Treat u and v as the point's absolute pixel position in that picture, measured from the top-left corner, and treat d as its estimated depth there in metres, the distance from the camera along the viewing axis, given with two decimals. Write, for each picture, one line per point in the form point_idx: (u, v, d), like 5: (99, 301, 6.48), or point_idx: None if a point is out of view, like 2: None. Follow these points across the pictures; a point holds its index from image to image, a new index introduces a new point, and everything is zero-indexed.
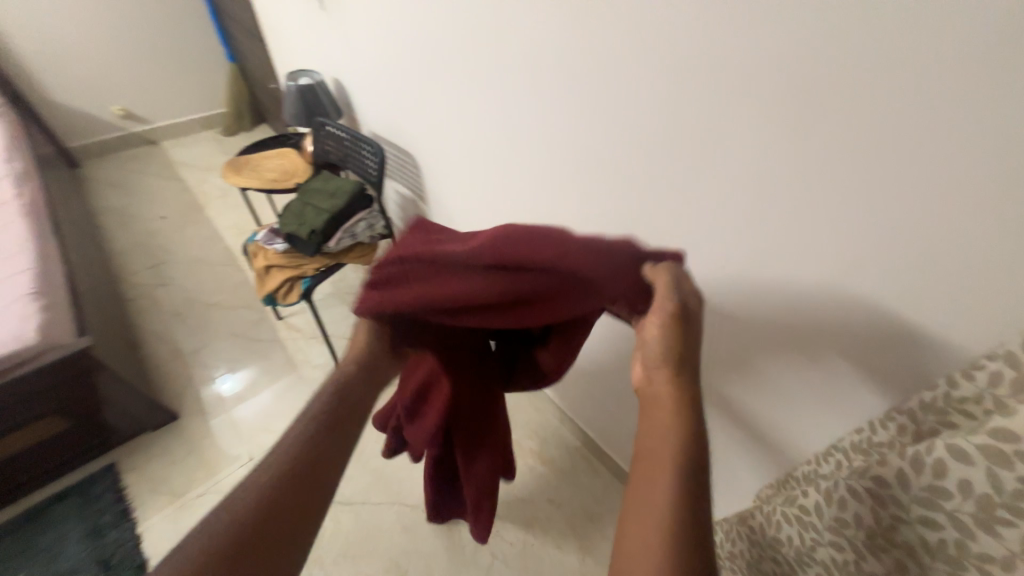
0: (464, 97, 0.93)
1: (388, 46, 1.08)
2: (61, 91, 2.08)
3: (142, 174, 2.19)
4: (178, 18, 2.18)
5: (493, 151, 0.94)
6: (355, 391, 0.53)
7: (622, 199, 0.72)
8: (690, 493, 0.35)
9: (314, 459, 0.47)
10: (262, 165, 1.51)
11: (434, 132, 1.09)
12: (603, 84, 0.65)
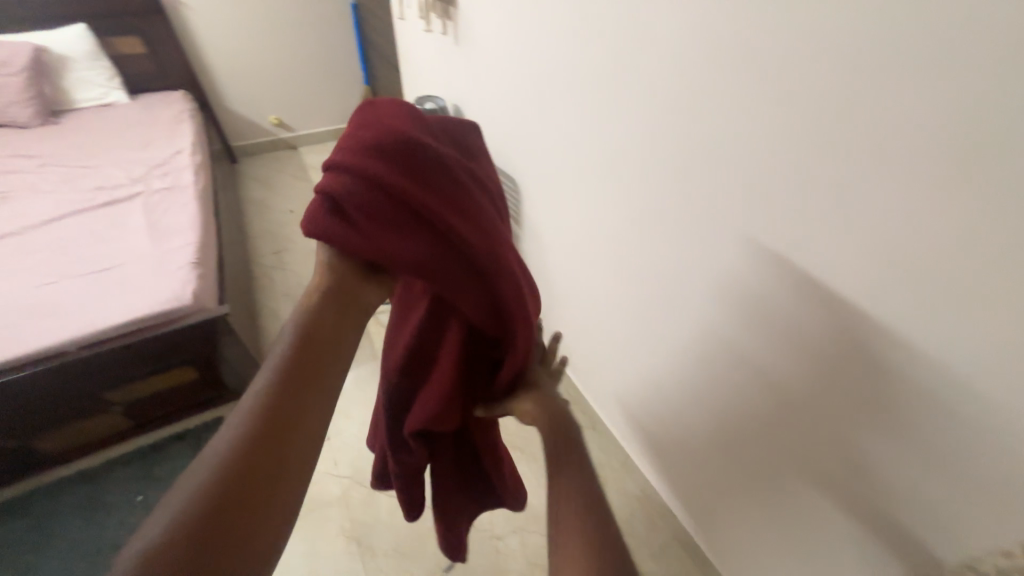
0: (575, 137, 0.97)
1: (511, 84, 1.17)
2: (234, 100, 2.50)
3: (281, 173, 2.55)
4: (332, 45, 2.55)
5: (596, 190, 0.97)
6: (325, 322, 0.50)
7: (728, 249, 0.70)
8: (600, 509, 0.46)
9: (293, 393, 0.45)
10: None
11: (542, 165, 1.16)
12: (719, 136, 0.64)
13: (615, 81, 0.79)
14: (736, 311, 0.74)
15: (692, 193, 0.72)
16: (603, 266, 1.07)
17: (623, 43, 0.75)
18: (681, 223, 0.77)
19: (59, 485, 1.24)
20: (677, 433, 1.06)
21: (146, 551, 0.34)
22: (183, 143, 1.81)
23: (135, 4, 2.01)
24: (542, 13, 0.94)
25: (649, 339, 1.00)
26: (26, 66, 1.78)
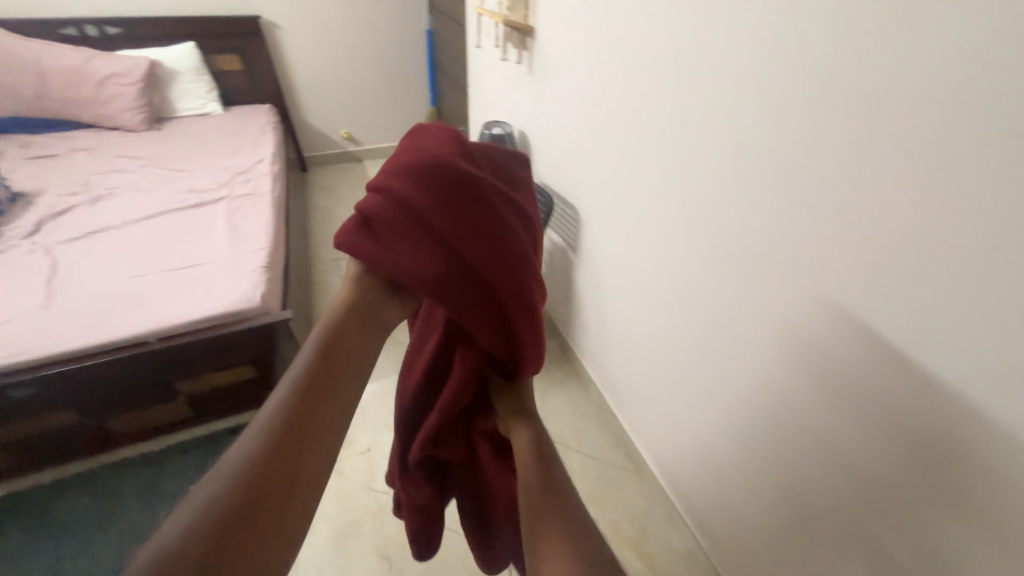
0: (660, 178, 0.96)
1: (591, 117, 1.17)
2: (312, 115, 2.66)
3: (346, 184, 2.69)
4: (405, 68, 2.69)
5: (675, 235, 0.96)
6: (345, 336, 0.50)
7: (815, 298, 0.69)
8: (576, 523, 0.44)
9: (309, 405, 0.45)
10: None
11: (617, 201, 1.16)
12: (811, 187, 0.64)
13: (697, 124, 0.82)
14: (822, 382, 0.72)
15: (794, 256, 0.70)
16: (668, 303, 1.05)
17: (731, 97, 0.73)
18: (771, 283, 0.76)
19: (119, 467, 1.30)
20: (731, 485, 1.02)
21: (157, 553, 0.34)
22: (265, 153, 1.94)
23: (239, 26, 2.21)
24: (633, 52, 0.94)
25: (719, 393, 0.96)
26: (141, 78, 1.97)
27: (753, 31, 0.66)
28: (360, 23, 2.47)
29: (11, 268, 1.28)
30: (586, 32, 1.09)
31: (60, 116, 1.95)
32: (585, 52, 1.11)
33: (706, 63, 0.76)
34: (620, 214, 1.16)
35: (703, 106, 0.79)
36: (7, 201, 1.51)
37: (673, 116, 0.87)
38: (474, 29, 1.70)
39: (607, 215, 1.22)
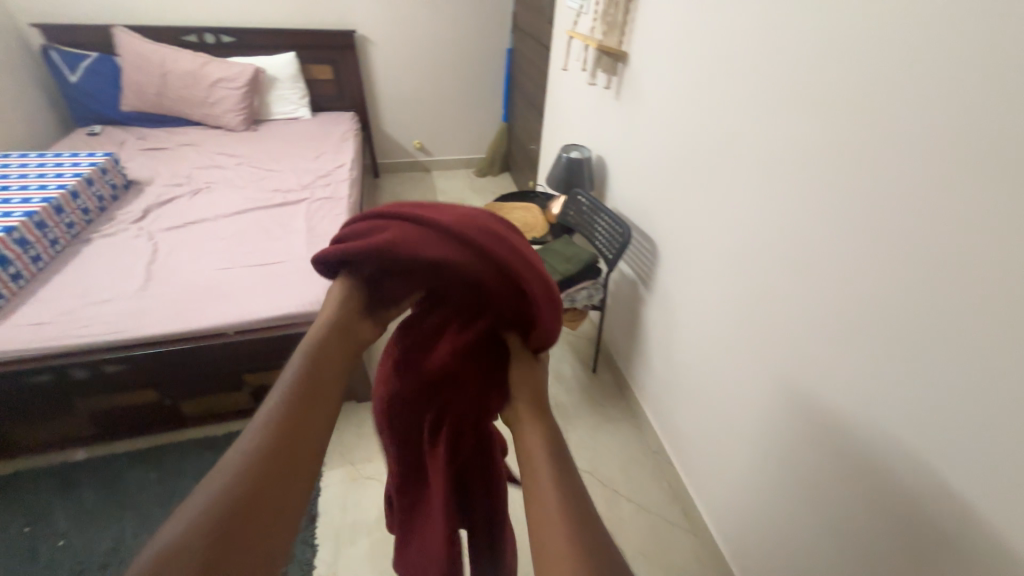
0: (786, 230, 0.90)
1: (699, 154, 1.11)
2: (389, 124, 2.76)
3: (413, 193, 2.77)
4: (483, 86, 2.76)
5: (795, 290, 0.89)
6: (335, 349, 0.50)
7: (985, 388, 0.61)
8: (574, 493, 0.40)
9: (307, 398, 0.44)
10: (509, 215, 1.72)
11: (716, 244, 1.09)
12: (1003, 268, 0.58)
13: (854, 170, 0.75)
14: (993, 497, 0.62)
15: (968, 339, 0.62)
16: (771, 356, 0.98)
17: (907, 164, 0.67)
18: (922, 364, 0.69)
19: (183, 446, 1.35)
20: (816, 567, 0.93)
21: (156, 564, 0.31)
22: (346, 159, 2.03)
23: (337, 39, 2.35)
24: (766, 92, 0.90)
25: (831, 468, 0.87)
26: (246, 83, 2.13)
27: (957, 98, 0.60)
28: (448, 41, 2.56)
29: (119, 250, 1.40)
30: (709, 68, 1.04)
31: (174, 112, 2.15)
32: (704, 89, 1.07)
33: (879, 122, 0.70)
34: (718, 259, 1.10)
35: (864, 156, 0.73)
36: (122, 187, 1.67)
37: (817, 162, 0.81)
38: (563, 53, 1.69)
39: (700, 257, 1.15)
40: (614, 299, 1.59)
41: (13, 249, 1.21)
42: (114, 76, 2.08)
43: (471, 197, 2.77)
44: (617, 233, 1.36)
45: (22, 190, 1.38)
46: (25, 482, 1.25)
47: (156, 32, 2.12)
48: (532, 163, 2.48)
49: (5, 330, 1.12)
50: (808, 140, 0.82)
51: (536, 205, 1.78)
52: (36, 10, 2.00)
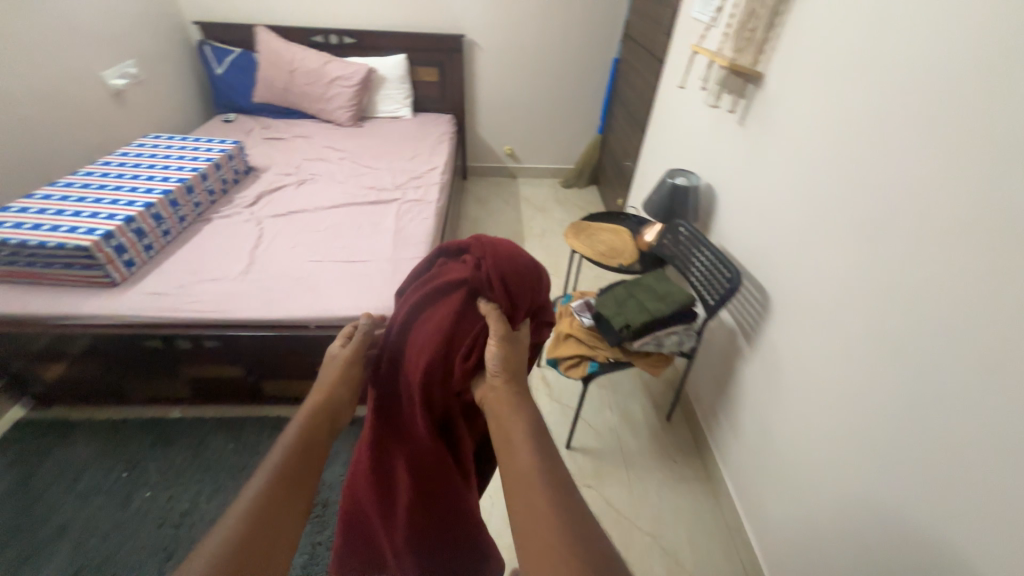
0: (937, 312, 0.71)
1: (843, 199, 0.91)
2: (484, 128, 2.77)
3: (496, 198, 2.76)
4: (583, 95, 2.66)
5: (948, 389, 0.69)
6: (314, 436, 0.61)
7: None
8: (539, 436, 0.57)
9: (280, 494, 0.53)
10: (597, 236, 1.60)
11: (846, 307, 0.90)
12: None
13: None
14: None
15: None
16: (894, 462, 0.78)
17: None
18: None
19: (259, 423, 1.43)
20: None
21: None
22: (439, 162, 2.06)
23: (447, 43, 2.38)
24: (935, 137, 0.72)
25: None
26: (359, 82, 2.24)
27: None
28: (554, 49, 2.50)
29: (231, 231, 1.53)
30: (868, 98, 0.85)
31: (295, 106, 2.33)
32: (857, 124, 0.87)
33: None
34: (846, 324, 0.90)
35: None
36: (243, 172, 1.83)
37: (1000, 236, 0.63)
38: (683, 69, 1.54)
39: (823, 320, 0.96)
40: (708, 348, 1.41)
41: (150, 224, 1.37)
42: (252, 70, 2.30)
43: (554, 208, 2.70)
44: (724, 283, 1.19)
45: (164, 171, 1.56)
46: (131, 429, 1.40)
47: (290, 32, 2.30)
48: (624, 180, 2.34)
49: (132, 295, 1.25)
50: (1005, 203, 0.62)
51: (628, 229, 1.65)
52: (199, 9, 2.27)
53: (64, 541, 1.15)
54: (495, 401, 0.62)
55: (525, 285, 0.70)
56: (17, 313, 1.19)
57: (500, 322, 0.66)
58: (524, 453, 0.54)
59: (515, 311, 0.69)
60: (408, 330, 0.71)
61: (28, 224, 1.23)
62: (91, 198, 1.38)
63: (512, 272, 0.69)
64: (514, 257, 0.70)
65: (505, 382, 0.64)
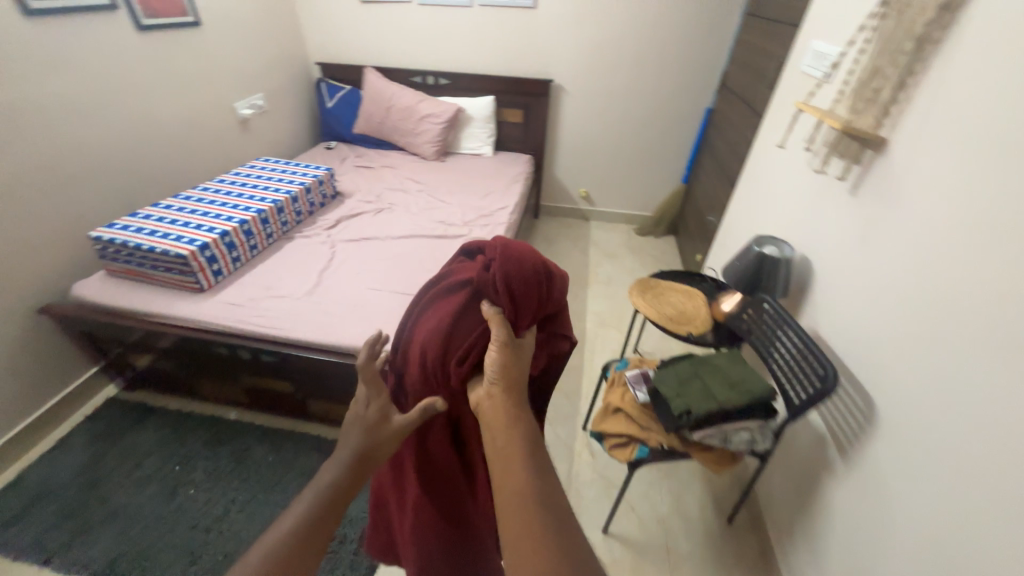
0: None
1: (986, 305, 0.71)
2: (561, 169, 2.76)
3: (565, 239, 2.71)
4: (669, 143, 2.55)
5: None
6: (338, 495, 0.59)
7: None
8: (533, 442, 0.58)
9: (296, 552, 0.53)
10: (667, 297, 1.46)
11: (981, 447, 0.69)
12: None
13: None
14: None
15: None
16: None
17: None
18: None
19: (299, 441, 1.47)
20: None
21: None
22: (510, 201, 2.06)
23: (535, 87, 2.42)
24: None
25: None
26: (447, 120, 2.36)
27: None
28: (643, 97, 2.43)
29: (308, 251, 1.63)
30: None
31: (387, 138, 2.50)
32: (1015, 215, 0.68)
33: None
34: (984, 471, 0.68)
35: None
36: (330, 197, 1.98)
37: None
38: (785, 126, 1.38)
39: (943, 456, 0.74)
40: (790, 450, 1.18)
41: (241, 238, 1.51)
42: (356, 105, 2.52)
43: (624, 255, 2.58)
44: (813, 380, 0.99)
45: (263, 192, 1.72)
46: (192, 424, 1.51)
47: (394, 73, 2.50)
48: (705, 235, 2.17)
49: (212, 302, 1.37)
50: None
51: (703, 293, 1.48)
52: (321, 51, 2.56)
53: (113, 524, 1.24)
54: (490, 411, 0.61)
55: (534, 293, 0.68)
56: (123, 307, 1.36)
57: (502, 329, 0.65)
58: (518, 472, 0.54)
59: (516, 319, 0.67)
60: (422, 321, 0.77)
61: (148, 230, 1.43)
62: (200, 212, 1.57)
63: (520, 279, 0.66)
64: (526, 262, 0.68)
65: (502, 392, 0.63)
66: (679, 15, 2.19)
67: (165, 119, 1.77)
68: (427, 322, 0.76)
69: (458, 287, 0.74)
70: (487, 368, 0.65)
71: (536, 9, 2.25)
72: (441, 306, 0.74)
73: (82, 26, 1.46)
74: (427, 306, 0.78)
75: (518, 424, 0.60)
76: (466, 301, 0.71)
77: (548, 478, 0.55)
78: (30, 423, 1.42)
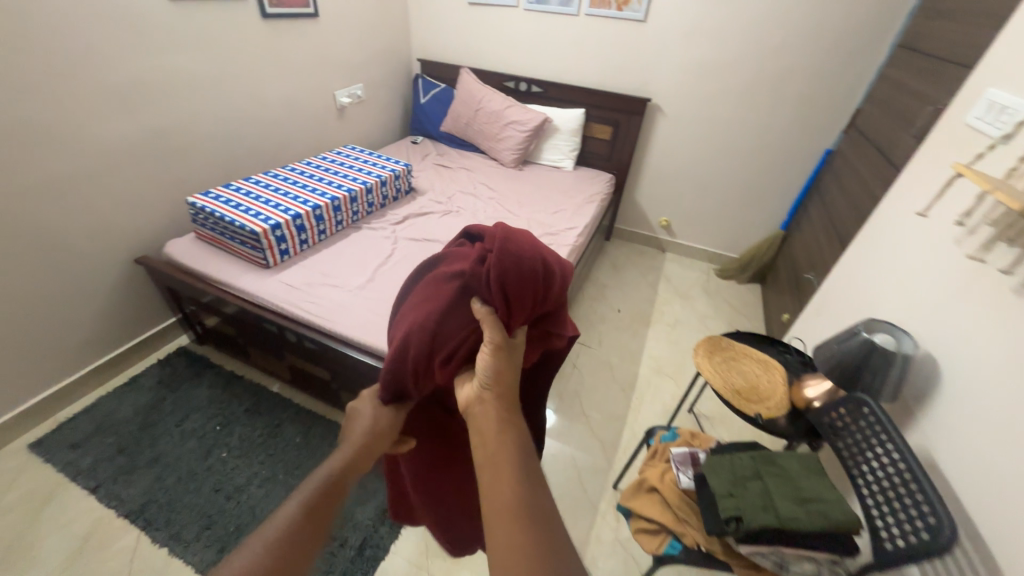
0: None
1: None
2: (644, 194, 2.57)
3: (634, 268, 2.54)
4: (773, 183, 2.27)
5: None
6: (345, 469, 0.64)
7: None
8: (523, 441, 0.63)
9: (308, 509, 0.56)
10: (740, 366, 1.27)
11: None
12: None
13: None
14: None
15: None
16: None
17: None
18: None
19: (328, 428, 1.49)
20: None
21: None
22: (580, 223, 1.94)
23: (630, 105, 2.27)
24: None
25: None
26: (532, 129, 2.29)
27: None
28: (752, 129, 2.18)
29: (371, 244, 1.65)
30: None
31: (470, 140, 2.50)
32: None
33: None
34: None
35: None
36: (404, 192, 2.01)
37: None
38: (933, 191, 1.12)
39: None
40: None
41: (311, 222, 1.57)
42: (447, 104, 2.55)
43: (698, 297, 2.34)
44: (916, 524, 0.77)
45: (342, 180, 1.78)
46: (240, 388, 1.60)
47: (489, 76, 2.49)
48: (799, 294, 1.88)
49: (273, 281, 1.44)
50: None
51: (788, 370, 1.26)
52: (424, 49, 2.62)
53: (152, 469, 1.34)
54: (482, 414, 0.66)
55: (528, 292, 0.73)
56: (201, 272, 1.47)
57: (495, 329, 0.71)
58: (505, 477, 0.57)
59: (508, 317, 0.73)
60: (413, 307, 0.83)
61: (234, 204, 1.54)
62: (282, 191, 1.65)
63: (515, 277, 0.72)
64: (524, 257, 0.72)
65: (493, 397, 0.68)
66: (812, 41, 1.91)
67: (271, 100, 1.90)
68: (418, 307, 0.82)
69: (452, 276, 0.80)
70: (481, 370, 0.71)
71: (646, 23, 2.10)
72: (435, 294, 0.81)
73: (213, 11, 1.60)
74: (422, 291, 0.84)
75: (509, 424, 0.65)
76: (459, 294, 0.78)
77: (534, 478, 0.58)
78: (112, 357, 1.60)
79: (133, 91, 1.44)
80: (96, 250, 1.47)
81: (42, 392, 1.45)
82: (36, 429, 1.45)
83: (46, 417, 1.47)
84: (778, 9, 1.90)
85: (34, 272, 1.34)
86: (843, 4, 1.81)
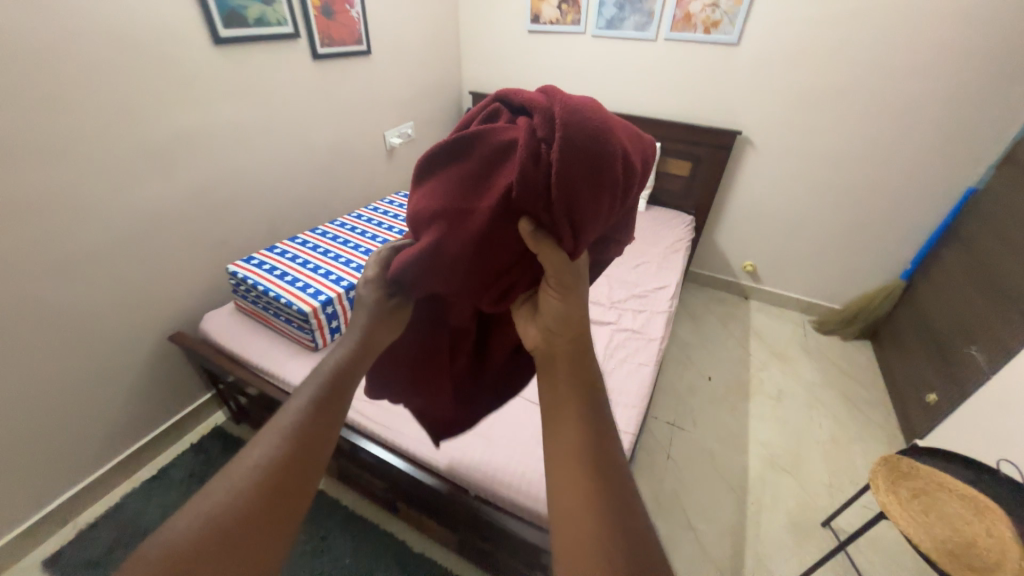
0: None
1: None
2: (726, 236, 2.26)
3: (715, 318, 2.21)
4: (893, 225, 1.92)
5: None
6: (343, 384, 0.61)
7: None
8: (588, 389, 0.58)
9: (301, 433, 0.54)
10: (940, 505, 0.94)
11: None
12: None
13: None
14: None
15: None
16: None
17: None
18: None
19: (389, 545, 1.26)
20: None
21: (181, 544, 0.44)
22: (670, 279, 1.65)
23: (715, 138, 1.97)
24: None
25: None
26: None
27: None
28: (868, 164, 1.84)
29: None
30: None
31: None
32: None
33: None
34: None
35: None
36: None
37: None
38: None
39: None
40: None
41: None
42: None
43: (799, 358, 1.99)
44: None
45: (397, 236, 1.57)
46: None
47: None
48: (953, 371, 1.52)
49: None
50: None
51: (1005, 509, 0.93)
52: (476, 81, 2.42)
53: None
54: (550, 358, 0.63)
55: (600, 208, 0.57)
56: (239, 354, 1.26)
57: (555, 269, 0.59)
58: (574, 431, 0.54)
59: (575, 248, 0.60)
60: (431, 211, 0.63)
61: (279, 272, 1.33)
62: (332, 253, 1.45)
63: (587, 192, 0.55)
64: (595, 151, 0.55)
65: (557, 337, 0.62)
66: (955, 62, 1.58)
67: (318, 147, 1.72)
68: (439, 211, 0.63)
69: (489, 180, 0.61)
70: (545, 319, 0.64)
71: (739, 45, 1.82)
72: (464, 196, 0.62)
73: (262, 55, 1.43)
74: (442, 190, 0.64)
75: (575, 376, 0.59)
76: (504, 205, 0.59)
77: (606, 438, 0.55)
78: (138, 448, 1.40)
79: (175, 148, 1.28)
80: (125, 332, 1.29)
81: (64, 494, 1.27)
82: (57, 537, 1.27)
83: (65, 523, 1.28)
84: (910, 28, 1.58)
85: (56, 366, 1.16)
86: (1001, 17, 1.48)
